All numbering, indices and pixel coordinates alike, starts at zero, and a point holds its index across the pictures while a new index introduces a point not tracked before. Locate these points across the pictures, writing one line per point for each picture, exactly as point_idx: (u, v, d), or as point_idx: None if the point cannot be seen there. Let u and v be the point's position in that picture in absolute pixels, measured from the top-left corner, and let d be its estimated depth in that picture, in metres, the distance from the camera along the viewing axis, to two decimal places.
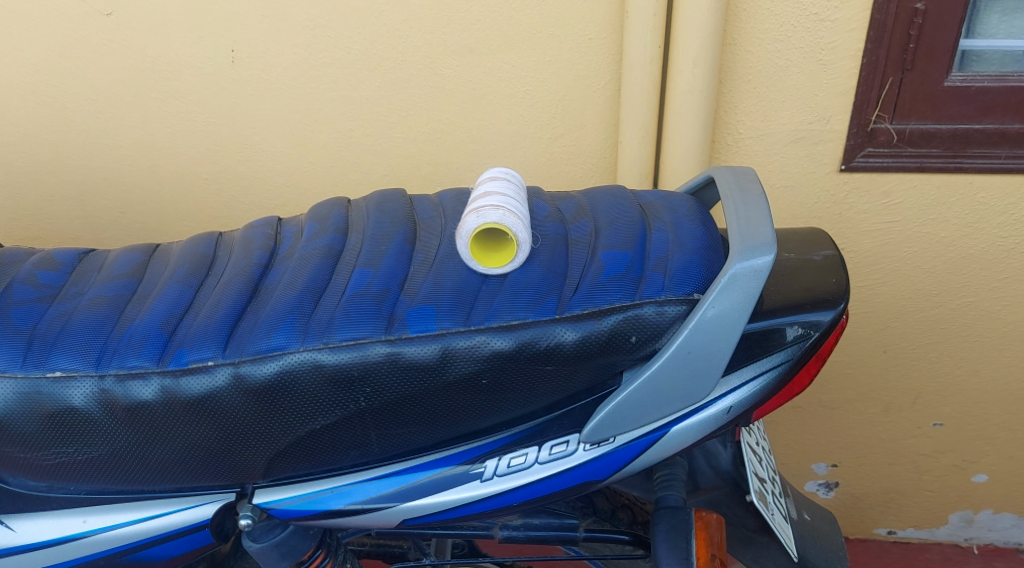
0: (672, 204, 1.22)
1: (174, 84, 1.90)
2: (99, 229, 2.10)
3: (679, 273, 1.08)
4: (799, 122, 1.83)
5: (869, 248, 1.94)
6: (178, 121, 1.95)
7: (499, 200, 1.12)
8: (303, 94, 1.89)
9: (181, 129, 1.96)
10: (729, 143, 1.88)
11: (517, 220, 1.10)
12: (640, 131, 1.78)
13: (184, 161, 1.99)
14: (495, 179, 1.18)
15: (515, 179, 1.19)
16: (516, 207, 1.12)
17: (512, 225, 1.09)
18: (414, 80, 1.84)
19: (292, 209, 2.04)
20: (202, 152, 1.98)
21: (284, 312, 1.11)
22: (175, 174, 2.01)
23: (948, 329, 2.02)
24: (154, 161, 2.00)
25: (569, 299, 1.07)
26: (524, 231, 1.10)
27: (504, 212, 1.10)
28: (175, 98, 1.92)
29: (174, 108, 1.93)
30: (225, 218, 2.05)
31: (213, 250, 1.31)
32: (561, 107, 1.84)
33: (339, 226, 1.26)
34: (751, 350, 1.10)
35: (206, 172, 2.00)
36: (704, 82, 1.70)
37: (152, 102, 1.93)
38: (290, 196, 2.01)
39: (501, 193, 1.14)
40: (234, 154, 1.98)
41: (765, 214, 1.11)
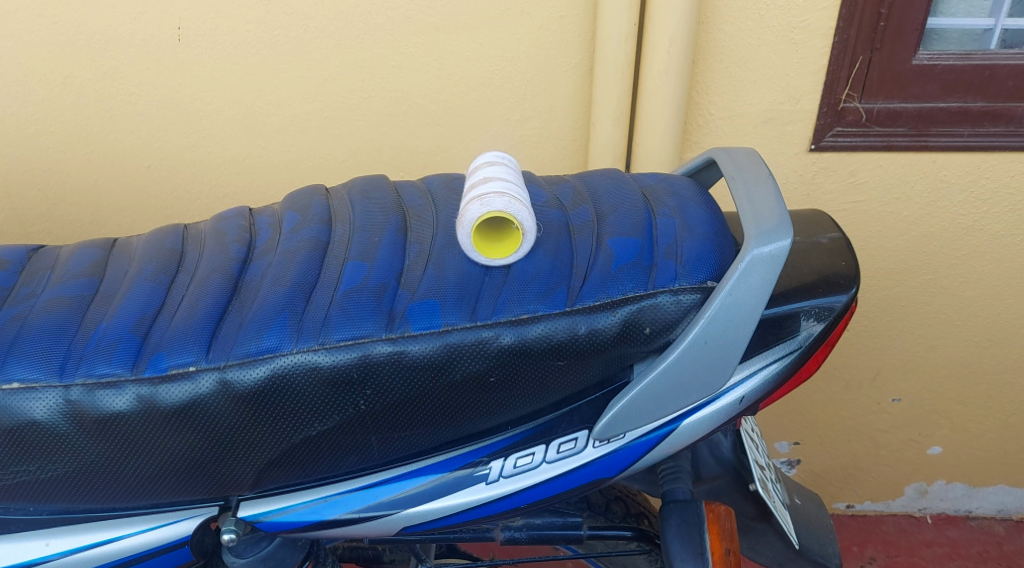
0: (672, 187, 1.18)
1: (113, 65, 1.78)
2: (32, 222, 1.95)
3: (691, 259, 1.05)
4: (770, 102, 1.81)
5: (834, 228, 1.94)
6: (119, 104, 1.82)
7: (503, 186, 1.05)
8: (256, 74, 1.78)
9: (121, 113, 1.83)
10: (700, 123, 1.85)
11: (523, 206, 1.03)
12: (614, 113, 1.73)
13: (125, 148, 1.87)
14: (490, 165, 1.11)
15: (511, 164, 1.13)
16: (519, 194, 1.05)
17: (517, 211, 1.02)
18: (376, 59, 1.75)
19: (244, 199, 1.93)
20: (146, 138, 1.86)
21: (273, 310, 1.03)
22: (117, 162, 1.88)
23: (909, 306, 2.04)
24: (91, 148, 1.87)
25: (579, 290, 1.02)
26: (531, 218, 1.03)
27: (508, 199, 1.03)
28: (115, 80, 1.79)
29: (114, 90, 1.81)
30: (170, 208, 1.94)
31: (181, 245, 1.22)
32: (529, 87, 1.77)
33: (323, 216, 1.18)
34: (765, 337, 1.07)
35: (150, 159, 1.88)
36: (678, 61, 1.66)
37: (88, 83, 1.79)
38: (242, 183, 1.91)
39: (503, 180, 1.07)
40: (180, 140, 1.86)
41: (776, 195, 1.07)
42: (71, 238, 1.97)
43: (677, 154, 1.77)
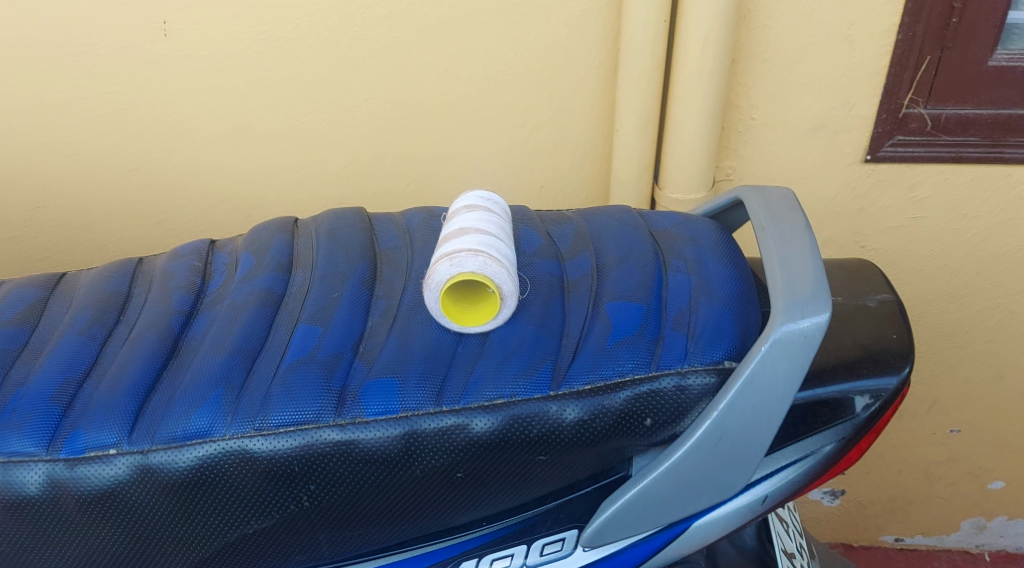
0: (692, 233, 0.99)
1: (93, 61, 1.61)
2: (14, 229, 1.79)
3: (707, 332, 0.86)
4: (821, 107, 1.59)
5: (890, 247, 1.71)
6: (102, 103, 1.66)
7: (481, 238, 0.88)
8: (247, 72, 1.62)
9: (106, 113, 1.67)
10: (739, 129, 1.63)
11: (502, 266, 0.86)
12: (640, 121, 1.54)
13: (110, 148, 1.71)
14: (471, 209, 0.93)
15: (498, 208, 0.95)
16: (500, 247, 0.88)
17: (494, 272, 0.85)
18: (377, 56, 1.58)
19: (242, 206, 1.77)
20: (133, 139, 1.70)
21: (207, 383, 0.88)
22: (100, 166, 1.73)
23: (973, 332, 1.79)
24: (73, 148, 1.70)
25: (568, 368, 0.85)
26: (512, 279, 0.86)
27: (484, 256, 0.86)
28: (97, 78, 1.62)
29: (97, 88, 1.64)
30: (160, 215, 1.79)
31: (126, 287, 1.08)
32: (545, 89, 1.60)
33: (282, 260, 1.01)
34: (795, 427, 0.89)
35: (138, 160, 1.73)
36: (714, 64, 1.46)
37: (67, 81, 1.62)
38: (238, 188, 1.75)
39: (484, 230, 0.90)
40: (168, 142, 1.70)
41: (815, 254, 0.88)
42: (56, 246, 1.80)
43: (709, 166, 1.57)
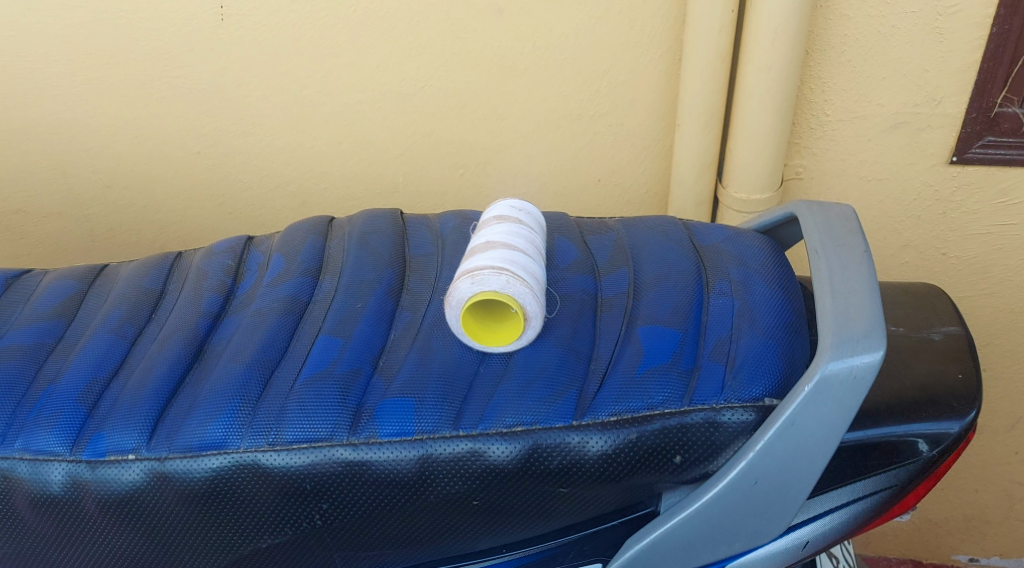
0: (739, 251, 0.92)
1: (157, 44, 1.52)
2: (64, 218, 1.71)
3: (747, 365, 0.79)
4: (902, 104, 1.47)
5: (975, 254, 1.57)
6: (166, 88, 1.56)
7: (507, 255, 0.84)
8: (303, 56, 1.52)
9: (169, 97, 1.57)
10: (811, 125, 1.52)
11: (526, 286, 0.81)
12: (703, 114, 1.46)
13: (173, 133, 1.62)
14: (501, 221, 0.89)
15: (531, 219, 0.91)
16: (527, 265, 0.84)
17: (518, 292, 0.81)
18: (433, 42, 1.50)
19: (298, 189, 1.67)
20: (201, 124, 1.61)
21: (225, 393, 0.86)
22: (165, 151, 1.63)
23: None
24: (139, 131, 1.61)
25: (594, 396, 0.80)
26: (536, 300, 0.81)
27: (507, 275, 0.81)
28: (160, 61, 1.53)
29: (161, 72, 1.55)
30: (222, 199, 1.69)
31: (161, 284, 1.07)
32: (605, 80, 1.52)
33: (311, 265, 0.99)
34: (841, 469, 0.81)
35: (200, 146, 1.63)
36: (785, 56, 1.36)
37: (132, 64, 1.54)
38: (295, 171, 1.65)
39: (512, 246, 0.85)
40: (232, 128, 1.61)
41: (871, 284, 0.80)
42: (119, 230, 1.72)
43: (778, 164, 1.49)
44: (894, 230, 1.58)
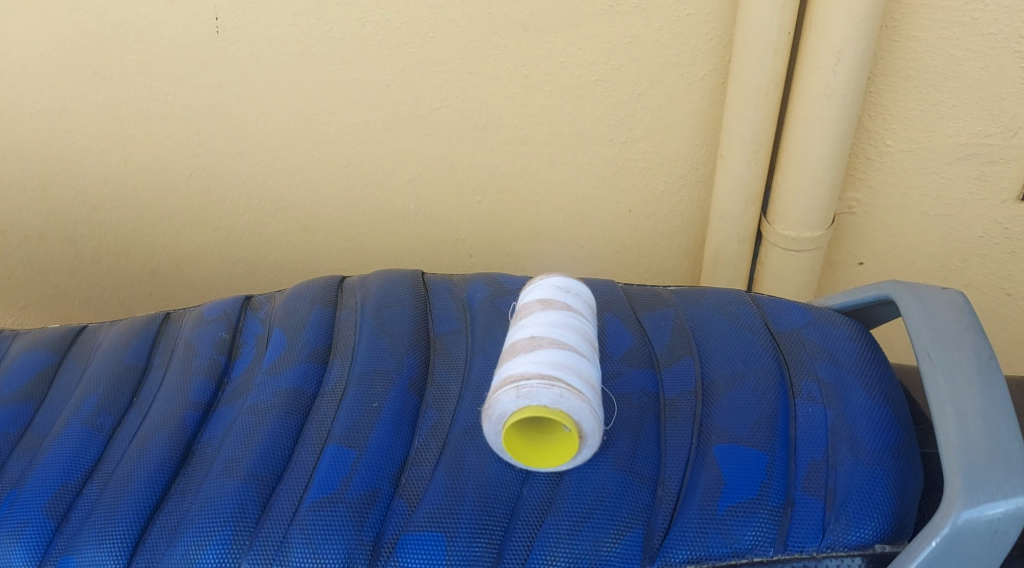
0: (827, 342, 0.77)
1: (146, 58, 1.19)
2: (44, 242, 1.41)
3: (850, 502, 0.66)
4: (972, 134, 1.10)
5: None
6: (156, 106, 1.23)
7: (558, 358, 0.69)
8: (309, 72, 1.18)
9: (156, 116, 1.24)
10: (866, 156, 1.15)
11: (584, 398, 0.67)
12: (749, 147, 1.12)
13: (163, 160, 1.29)
14: (548, 308, 0.75)
15: (581, 304, 0.77)
16: (582, 369, 0.69)
17: (574, 407, 0.66)
18: (460, 57, 1.14)
19: (301, 215, 1.32)
20: (195, 147, 1.27)
21: (216, 515, 0.72)
22: (158, 182, 1.31)
23: None
24: (126, 151, 1.28)
25: (666, 537, 0.67)
26: (595, 414, 0.67)
27: (561, 385, 0.66)
28: (149, 77, 1.20)
29: (150, 89, 1.22)
30: (217, 223, 1.34)
31: (145, 360, 0.92)
32: (641, 102, 1.16)
33: (318, 347, 0.85)
34: None
35: (191, 165, 1.29)
36: (853, 85, 1.03)
37: (121, 80, 1.21)
38: (294, 193, 1.30)
39: (560, 344, 0.70)
40: (232, 160, 1.28)
41: (1003, 405, 0.66)
42: (108, 251, 1.40)
43: (833, 198, 1.14)
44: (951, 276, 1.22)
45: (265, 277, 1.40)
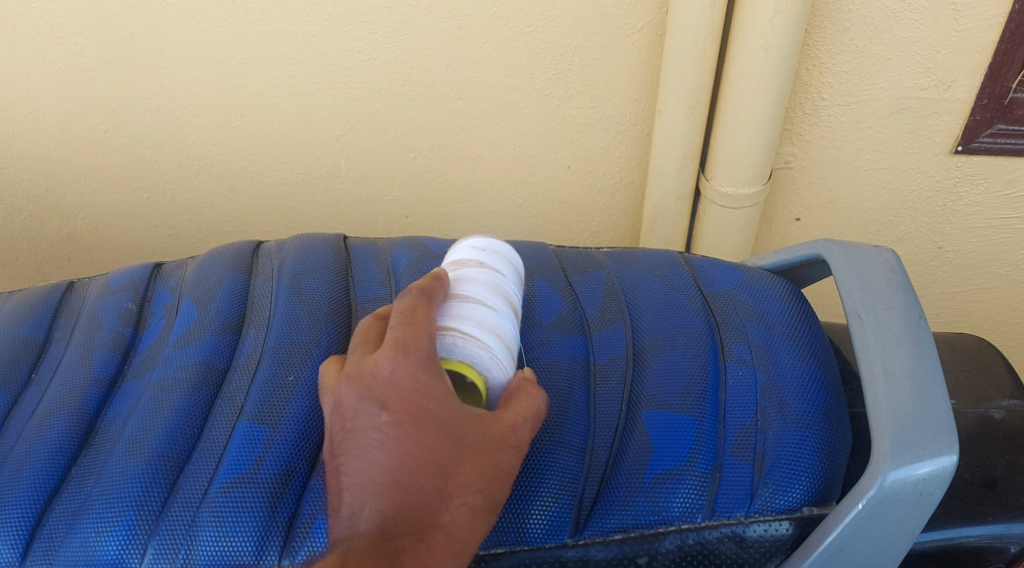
0: (758, 302, 0.75)
1: (47, 6, 1.08)
2: None
3: (780, 466, 0.65)
4: (906, 88, 1.09)
5: (974, 250, 1.20)
6: (60, 58, 1.13)
7: (460, 309, 0.66)
8: (227, 23, 1.10)
9: (61, 70, 1.14)
10: (803, 110, 1.13)
11: (485, 345, 0.64)
12: (687, 101, 1.08)
13: (72, 117, 1.19)
14: (466, 258, 0.72)
15: (505, 251, 0.74)
16: (488, 316, 0.66)
17: (473, 354, 0.64)
18: (388, 7, 1.08)
19: (224, 174, 1.24)
20: (108, 103, 1.17)
21: (119, 499, 0.68)
22: (68, 141, 1.21)
23: None
24: (30, 107, 1.18)
25: (594, 508, 0.64)
26: (499, 362, 0.64)
27: (460, 332, 0.64)
28: (51, 27, 1.10)
29: (53, 40, 1.11)
30: (135, 182, 1.25)
31: (44, 333, 0.86)
32: (577, 55, 1.12)
33: (230, 317, 0.81)
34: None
35: (104, 123, 1.19)
36: (791, 37, 1.00)
37: (19, 29, 1.10)
38: (215, 152, 1.22)
39: (467, 294, 0.68)
40: (148, 117, 1.19)
41: (931, 367, 0.65)
42: (18, 214, 1.28)
43: (771, 152, 1.12)
44: (885, 231, 1.21)
45: (189, 239, 1.31)
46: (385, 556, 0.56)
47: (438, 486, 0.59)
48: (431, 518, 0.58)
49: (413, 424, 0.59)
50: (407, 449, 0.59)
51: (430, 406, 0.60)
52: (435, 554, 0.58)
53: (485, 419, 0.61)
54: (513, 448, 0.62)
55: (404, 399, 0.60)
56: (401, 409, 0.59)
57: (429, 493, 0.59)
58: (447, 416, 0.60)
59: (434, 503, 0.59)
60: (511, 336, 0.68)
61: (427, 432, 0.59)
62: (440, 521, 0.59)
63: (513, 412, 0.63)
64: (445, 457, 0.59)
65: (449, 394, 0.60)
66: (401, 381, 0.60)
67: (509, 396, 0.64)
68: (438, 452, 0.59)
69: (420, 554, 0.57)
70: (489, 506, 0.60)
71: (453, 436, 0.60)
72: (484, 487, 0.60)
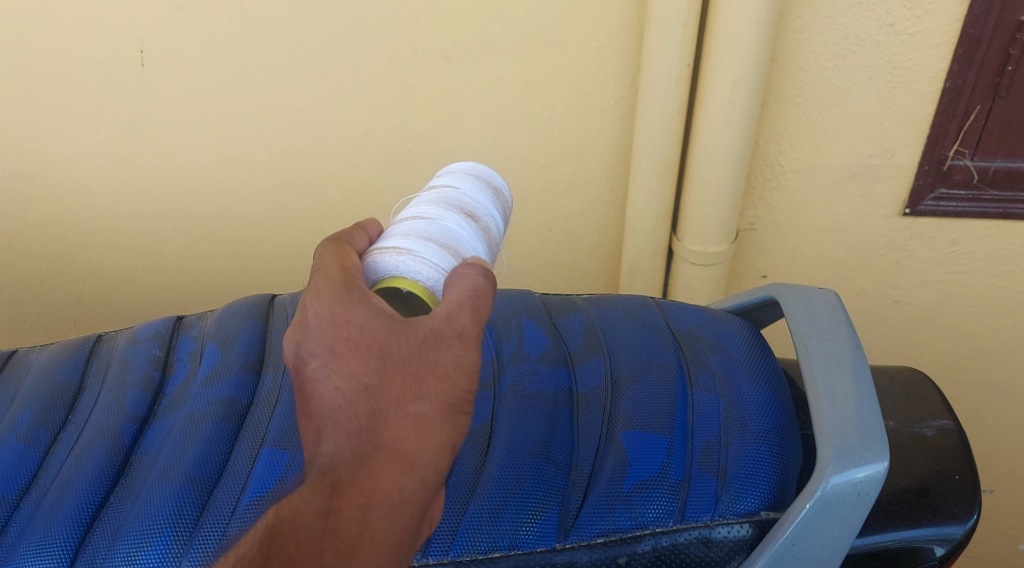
0: (720, 337, 0.86)
1: (69, 89, 1.19)
2: None
3: (740, 475, 0.74)
4: (854, 156, 1.21)
5: (929, 306, 1.29)
6: (78, 134, 1.24)
7: (397, 231, 0.75)
8: (238, 103, 1.22)
9: (80, 145, 1.25)
10: (764, 176, 1.26)
11: (407, 253, 0.72)
12: (657, 168, 1.21)
13: (86, 188, 1.29)
14: (427, 193, 0.82)
15: (462, 176, 0.83)
16: (417, 229, 0.75)
17: (401, 263, 0.72)
18: (385, 86, 1.21)
19: (229, 239, 1.34)
20: (122, 174, 1.28)
21: (155, 517, 0.77)
22: (80, 211, 1.31)
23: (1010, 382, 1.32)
24: (47, 181, 1.28)
25: (579, 514, 0.73)
26: (425, 261, 0.72)
27: (388, 251, 0.73)
28: (71, 107, 1.21)
29: (70, 119, 1.22)
30: (142, 248, 1.35)
31: (78, 377, 0.95)
32: (557, 129, 1.24)
33: (251, 358, 0.90)
34: None
35: (117, 193, 1.29)
36: (747, 112, 1.14)
37: (41, 110, 1.21)
38: (220, 219, 1.32)
39: (406, 221, 0.77)
40: (159, 188, 1.29)
41: (867, 387, 0.75)
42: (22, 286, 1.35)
43: (735, 214, 1.23)
44: (843, 286, 1.32)
45: (192, 299, 1.41)
46: (322, 490, 0.62)
47: (373, 406, 0.64)
48: (373, 439, 0.64)
49: (339, 356, 0.66)
50: (336, 386, 0.65)
51: (351, 335, 0.66)
52: (380, 472, 0.63)
53: (413, 325, 0.66)
54: (452, 344, 0.66)
55: (325, 337, 0.66)
56: (325, 345, 0.66)
57: (365, 416, 0.64)
58: (370, 336, 0.66)
59: (374, 425, 0.64)
60: (449, 236, 0.75)
61: (351, 358, 0.65)
62: (381, 441, 0.64)
63: (445, 304, 0.68)
64: (374, 379, 0.65)
65: (369, 315, 0.66)
66: (320, 319, 0.67)
67: (445, 285, 0.70)
68: (365, 375, 0.65)
69: (363, 478, 0.63)
70: (438, 411, 0.65)
71: (379, 352, 0.65)
72: (425, 393, 0.65)
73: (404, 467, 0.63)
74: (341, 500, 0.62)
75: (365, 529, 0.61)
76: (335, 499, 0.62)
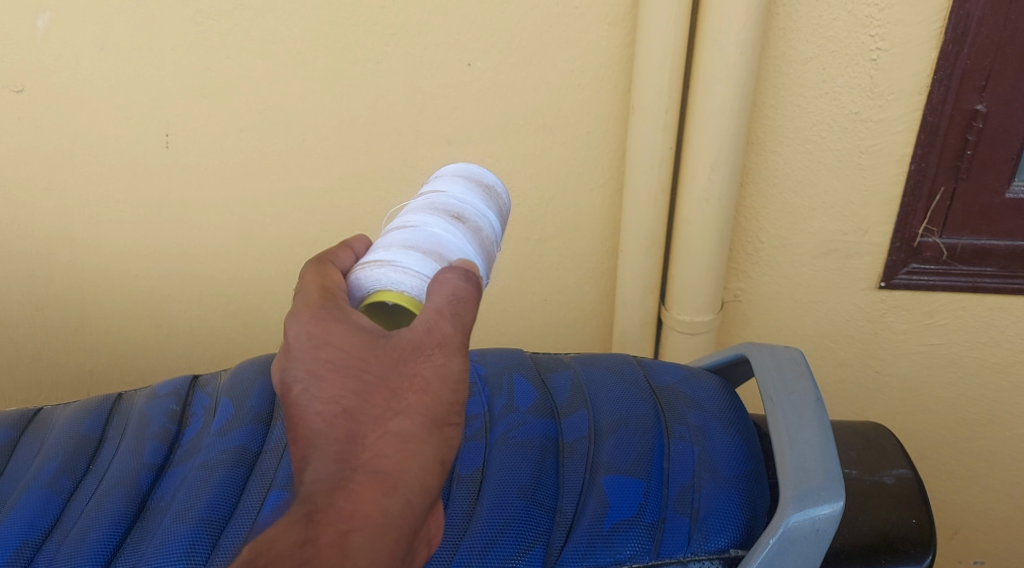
0: (695, 391, 0.93)
1: (99, 169, 1.30)
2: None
3: (710, 515, 0.81)
4: (829, 233, 1.29)
5: (907, 375, 1.36)
6: (105, 211, 1.34)
7: (385, 243, 0.82)
8: (254, 182, 1.31)
9: (107, 221, 1.35)
10: (746, 252, 1.35)
11: (389, 265, 0.78)
12: (643, 242, 1.30)
13: (110, 261, 1.38)
14: (421, 200, 0.89)
15: (452, 184, 0.90)
16: (402, 239, 0.81)
17: (383, 275, 0.78)
18: (391, 166, 1.30)
19: (242, 309, 1.43)
20: (143, 248, 1.37)
21: (169, 556, 0.83)
22: (104, 282, 1.40)
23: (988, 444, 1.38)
24: (74, 254, 1.38)
25: (562, 552, 0.80)
26: (405, 271, 0.78)
27: (371, 265, 0.79)
28: (100, 187, 1.32)
29: (97, 198, 1.33)
30: (159, 317, 1.43)
31: (100, 430, 1.02)
32: (550, 207, 1.34)
33: (261, 412, 0.98)
34: None
35: (138, 267, 1.39)
36: (724, 191, 1.23)
37: (74, 189, 1.32)
38: (234, 290, 1.41)
39: (394, 232, 0.83)
40: (178, 262, 1.38)
41: (825, 434, 0.82)
42: (47, 349, 1.47)
43: (718, 286, 1.32)
44: (824, 355, 1.39)
45: (205, 366, 1.48)
46: (297, 522, 0.66)
47: (352, 429, 0.70)
48: (351, 464, 0.69)
49: (320, 378, 0.71)
50: (316, 410, 0.70)
51: (330, 357, 0.72)
52: (359, 497, 0.68)
53: (391, 338, 0.72)
54: (433, 354, 0.72)
55: (307, 360, 0.72)
56: (306, 368, 0.72)
57: (342, 436, 0.69)
58: (349, 354, 0.72)
59: (354, 445, 0.69)
60: (429, 244, 0.80)
61: (332, 380, 0.71)
62: (359, 463, 0.69)
63: (426, 313, 0.73)
64: (351, 399, 0.70)
65: (347, 334, 0.72)
66: (301, 343, 0.73)
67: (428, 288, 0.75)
68: (343, 396, 0.70)
69: (341, 503, 0.67)
70: (418, 426, 0.70)
71: (358, 371, 0.71)
72: (402, 409, 0.71)
73: (385, 488, 0.68)
74: (318, 528, 0.66)
75: (345, 555, 0.66)
76: (311, 527, 0.66)
